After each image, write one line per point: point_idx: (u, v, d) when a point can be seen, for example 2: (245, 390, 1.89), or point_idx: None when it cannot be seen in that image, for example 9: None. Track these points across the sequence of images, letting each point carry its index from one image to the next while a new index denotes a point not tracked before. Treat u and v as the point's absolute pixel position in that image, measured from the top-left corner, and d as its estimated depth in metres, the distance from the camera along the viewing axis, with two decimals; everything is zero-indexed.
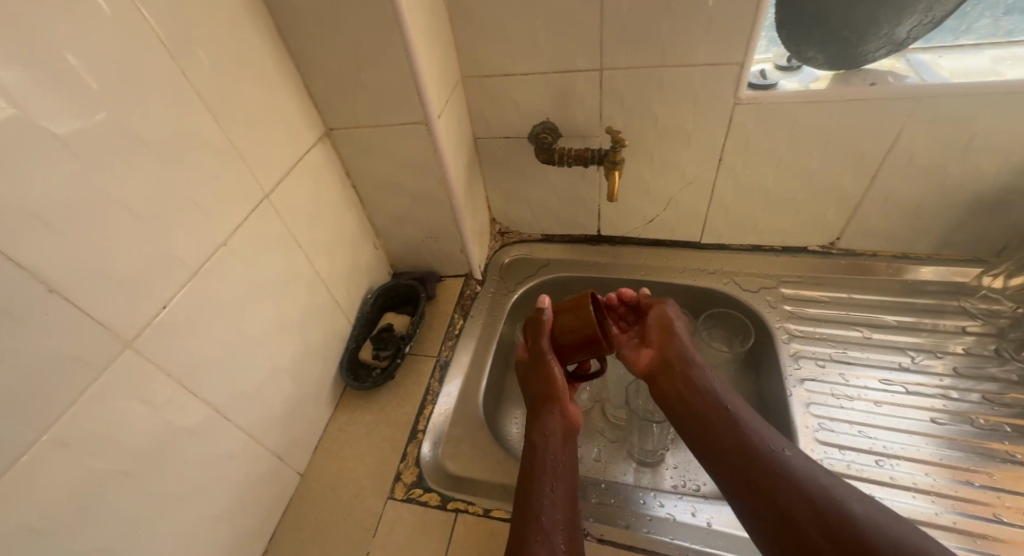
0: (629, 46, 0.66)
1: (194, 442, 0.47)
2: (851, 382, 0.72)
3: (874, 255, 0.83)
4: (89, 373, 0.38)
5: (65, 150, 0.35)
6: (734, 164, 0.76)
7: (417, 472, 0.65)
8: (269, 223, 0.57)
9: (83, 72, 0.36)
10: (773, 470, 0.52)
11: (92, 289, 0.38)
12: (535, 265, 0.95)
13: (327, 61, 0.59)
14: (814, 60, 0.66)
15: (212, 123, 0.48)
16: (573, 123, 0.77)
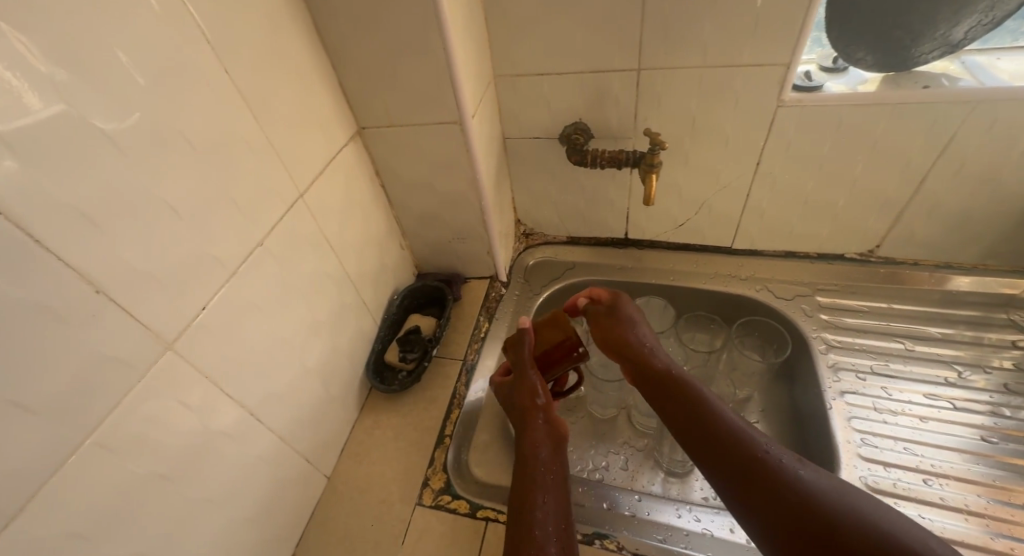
0: (669, 45, 0.64)
1: (228, 444, 0.47)
2: (894, 396, 0.69)
3: (916, 263, 0.80)
4: (132, 375, 0.37)
5: (114, 149, 0.35)
6: (773, 168, 0.74)
7: (445, 478, 0.64)
8: (302, 223, 0.56)
9: (131, 68, 0.36)
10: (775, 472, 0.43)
11: (137, 290, 0.37)
12: (560, 268, 0.93)
13: (362, 58, 0.58)
14: (863, 61, 0.64)
15: (250, 120, 0.47)
16: (606, 124, 0.75)
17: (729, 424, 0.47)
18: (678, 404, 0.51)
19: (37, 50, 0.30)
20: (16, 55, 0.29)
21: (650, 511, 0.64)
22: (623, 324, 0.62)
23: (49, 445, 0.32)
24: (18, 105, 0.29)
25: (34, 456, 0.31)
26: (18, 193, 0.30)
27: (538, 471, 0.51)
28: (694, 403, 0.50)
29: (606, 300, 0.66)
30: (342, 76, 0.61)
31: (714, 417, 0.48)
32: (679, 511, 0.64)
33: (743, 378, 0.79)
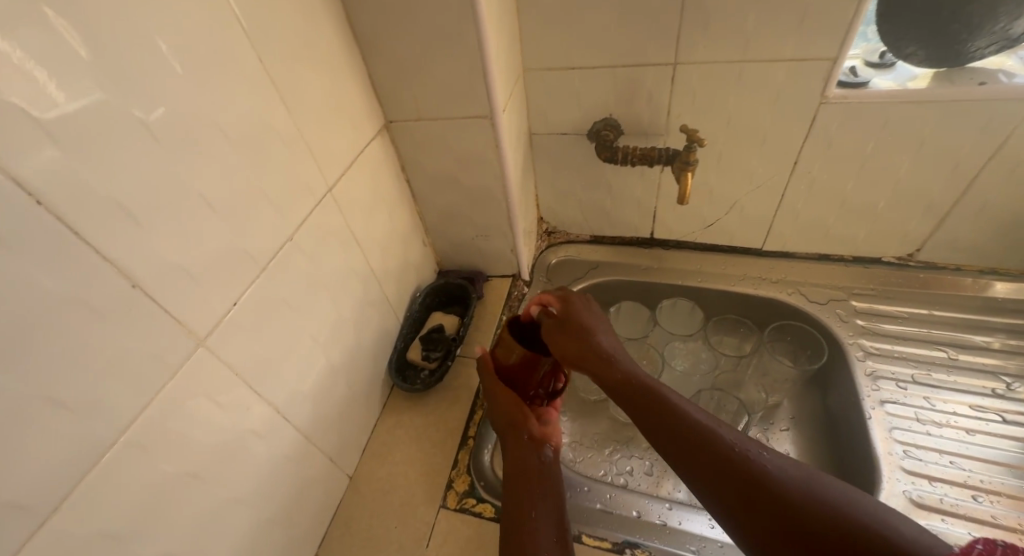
0: (708, 38, 0.61)
1: (256, 443, 0.46)
2: (937, 407, 0.67)
3: (958, 269, 0.77)
4: (164, 372, 0.36)
5: (151, 138, 0.34)
6: (812, 168, 0.71)
7: (469, 481, 0.63)
8: (330, 218, 0.55)
9: (169, 56, 0.35)
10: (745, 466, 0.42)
11: (171, 285, 0.36)
12: (583, 267, 0.91)
13: (392, 49, 0.57)
14: (913, 57, 0.61)
15: (281, 112, 0.46)
16: (638, 120, 0.73)
17: (695, 420, 0.46)
18: (643, 406, 0.48)
19: (78, 34, 0.29)
20: (57, 38, 0.28)
21: (681, 520, 0.61)
22: (570, 334, 0.54)
23: (83, 444, 0.31)
24: (58, 91, 0.28)
25: (68, 454, 0.31)
26: (57, 183, 0.29)
27: (527, 489, 0.54)
28: (659, 402, 0.48)
29: (555, 306, 0.58)
30: (372, 68, 0.60)
31: (682, 416, 0.46)
32: (711, 521, 0.61)
33: (775, 383, 0.77)
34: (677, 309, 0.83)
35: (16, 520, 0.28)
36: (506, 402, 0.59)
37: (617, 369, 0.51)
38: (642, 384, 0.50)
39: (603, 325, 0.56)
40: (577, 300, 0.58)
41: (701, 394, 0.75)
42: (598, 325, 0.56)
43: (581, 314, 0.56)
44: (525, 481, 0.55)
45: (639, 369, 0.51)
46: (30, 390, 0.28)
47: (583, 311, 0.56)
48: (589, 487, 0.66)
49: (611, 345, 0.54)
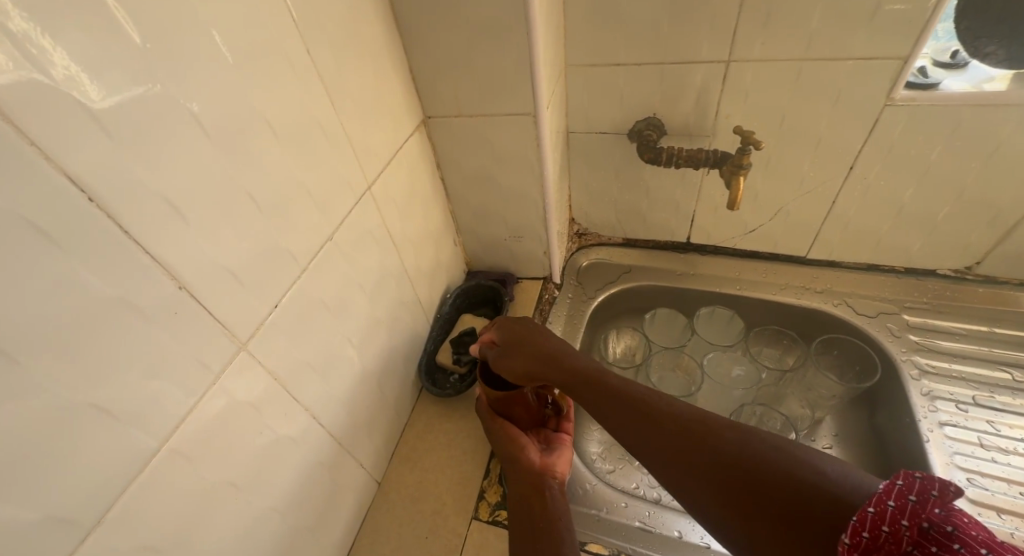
0: (768, 35, 0.58)
1: (293, 449, 0.44)
2: (1002, 433, 0.62)
3: (1020, 285, 0.72)
4: (207, 377, 0.34)
5: (201, 132, 0.32)
6: (870, 174, 0.67)
7: (501, 492, 0.60)
8: (367, 216, 0.52)
9: (221, 45, 0.33)
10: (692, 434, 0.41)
11: (217, 287, 0.34)
12: (616, 271, 0.88)
13: (437, 41, 0.55)
14: (992, 56, 0.57)
15: (325, 105, 0.44)
16: (683, 120, 0.69)
17: (647, 397, 0.46)
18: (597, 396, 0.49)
19: (132, 20, 0.27)
20: (109, 23, 0.26)
21: None
22: (518, 352, 0.56)
23: (127, 452, 0.30)
24: (110, 81, 0.27)
25: (111, 463, 0.29)
26: (106, 177, 0.27)
27: (536, 518, 0.50)
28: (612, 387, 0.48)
29: (498, 332, 0.60)
30: (412, 61, 0.57)
31: (634, 397, 0.47)
32: None
33: (821, 400, 0.73)
34: (714, 318, 0.80)
35: (60, 532, 0.27)
36: (499, 433, 0.58)
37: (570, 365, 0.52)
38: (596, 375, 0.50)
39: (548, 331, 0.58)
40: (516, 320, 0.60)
41: (742, 408, 0.72)
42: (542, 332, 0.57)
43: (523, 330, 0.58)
44: (533, 511, 0.51)
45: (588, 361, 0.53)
46: (73, 396, 0.27)
47: (524, 327, 0.58)
48: (627, 502, 0.62)
49: (560, 344, 0.55)
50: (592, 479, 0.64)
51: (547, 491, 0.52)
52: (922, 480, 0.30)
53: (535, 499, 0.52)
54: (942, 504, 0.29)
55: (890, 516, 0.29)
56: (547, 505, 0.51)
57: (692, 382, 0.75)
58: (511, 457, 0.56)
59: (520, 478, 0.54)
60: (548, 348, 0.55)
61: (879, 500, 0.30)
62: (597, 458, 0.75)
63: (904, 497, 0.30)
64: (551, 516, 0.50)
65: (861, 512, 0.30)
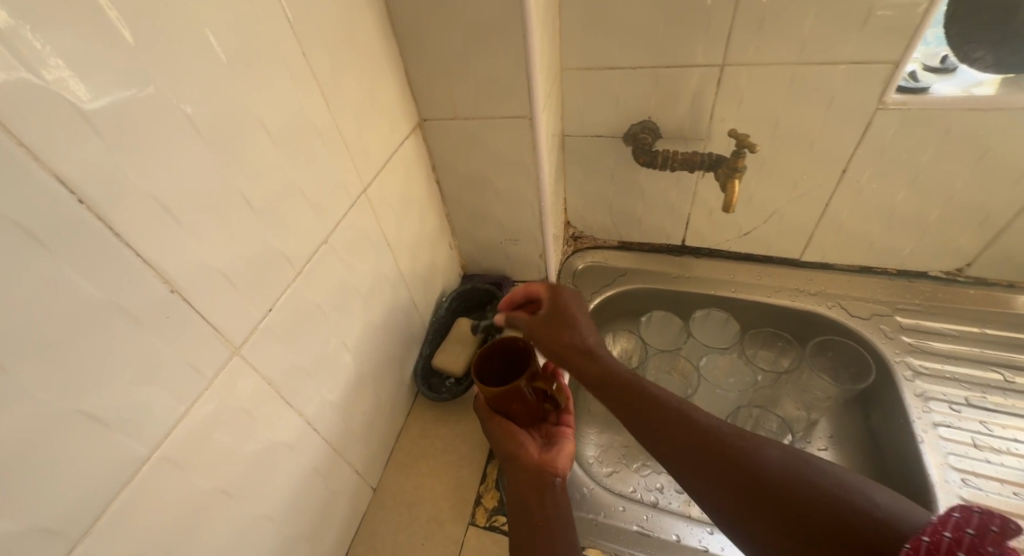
0: (761, 39, 0.58)
1: (287, 455, 0.43)
2: (995, 433, 0.63)
3: (1010, 286, 0.73)
4: (199, 382, 0.34)
5: (194, 133, 0.32)
6: (862, 177, 0.67)
7: (498, 497, 0.60)
8: (363, 219, 0.52)
9: (216, 46, 0.33)
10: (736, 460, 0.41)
11: (210, 290, 0.34)
12: (611, 274, 0.88)
13: (433, 44, 0.55)
14: (980, 61, 0.57)
15: (321, 107, 0.43)
16: (678, 124, 0.70)
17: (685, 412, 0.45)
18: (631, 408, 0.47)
19: (124, 20, 0.27)
20: (100, 21, 0.26)
21: (723, 546, 0.58)
22: (554, 329, 0.56)
23: (117, 460, 0.29)
24: (101, 81, 0.26)
25: (100, 471, 0.28)
26: (97, 179, 0.27)
27: (533, 519, 0.50)
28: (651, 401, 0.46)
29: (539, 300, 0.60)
30: (409, 64, 0.57)
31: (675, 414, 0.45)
32: None
33: (816, 401, 0.73)
34: (710, 320, 0.80)
35: (47, 544, 0.26)
36: (497, 431, 0.57)
37: (594, 365, 0.52)
38: (633, 386, 0.48)
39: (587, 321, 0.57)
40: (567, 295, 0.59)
41: (739, 410, 0.73)
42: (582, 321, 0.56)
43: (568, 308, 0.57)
44: (530, 510, 0.51)
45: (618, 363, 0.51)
46: (62, 404, 0.26)
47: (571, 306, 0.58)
48: (624, 506, 0.62)
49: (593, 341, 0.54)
50: (589, 482, 0.64)
51: (546, 491, 0.52)
52: (982, 514, 0.30)
53: (533, 499, 0.52)
54: (1000, 541, 0.28)
55: (946, 546, 0.29)
56: (546, 506, 0.51)
57: (688, 385, 0.75)
58: (512, 450, 0.55)
59: (519, 474, 0.54)
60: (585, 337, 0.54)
61: (934, 530, 0.30)
62: (593, 462, 0.74)
63: (961, 530, 0.29)
64: (549, 519, 0.50)
65: (916, 540, 0.31)
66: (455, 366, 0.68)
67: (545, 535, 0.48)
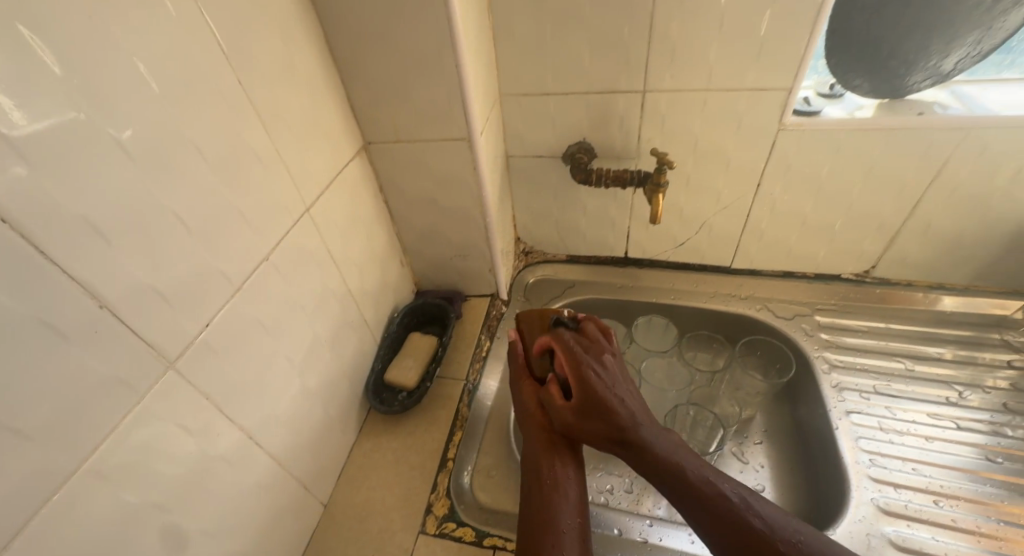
0: (674, 68, 0.65)
1: (225, 471, 0.44)
2: (899, 416, 0.70)
3: (910, 284, 0.81)
4: (130, 396, 0.35)
5: (125, 156, 0.34)
6: (774, 190, 0.74)
7: (449, 504, 0.62)
8: (306, 239, 0.54)
9: (146, 75, 0.35)
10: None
11: (139, 306, 0.35)
12: (560, 286, 0.92)
13: (373, 72, 0.58)
14: (860, 88, 0.66)
15: (260, 133, 0.46)
16: (610, 145, 0.75)
17: (786, 537, 0.42)
18: (715, 526, 0.45)
19: (51, 53, 0.29)
20: (25, 52, 0.28)
21: (661, 536, 0.61)
22: (586, 421, 0.53)
23: (41, 472, 0.30)
24: (29, 109, 0.28)
25: (24, 482, 0.29)
26: (24, 200, 0.28)
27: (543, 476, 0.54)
28: (743, 524, 0.44)
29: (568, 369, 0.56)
30: (352, 92, 0.61)
31: (772, 540, 0.42)
32: (692, 537, 0.61)
33: (747, 397, 0.79)
34: (652, 326, 0.83)
35: None
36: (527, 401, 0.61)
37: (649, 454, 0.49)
38: (722, 503, 0.45)
39: (621, 394, 0.53)
40: (589, 372, 0.54)
41: (677, 409, 0.76)
42: (613, 399, 0.52)
43: (592, 387, 0.53)
44: (537, 469, 0.55)
45: (676, 450, 0.49)
46: None
47: (594, 383, 0.53)
48: None
49: (635, 423, 0.51)
50: None
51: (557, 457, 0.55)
52: None
53: (544, 464, 0.55)
54: None
55: None
56: (554, 468, 0.55)
57: None
58: (534, 415, 0.59)
59: (536, 435, 0.58)
60: (623, 419, 0.51)
61: None
62: None
63: None
64: (557, 478, 0.54)
65: None
66: (406, 380, 0.70)
67: (551, 502, 0.52)
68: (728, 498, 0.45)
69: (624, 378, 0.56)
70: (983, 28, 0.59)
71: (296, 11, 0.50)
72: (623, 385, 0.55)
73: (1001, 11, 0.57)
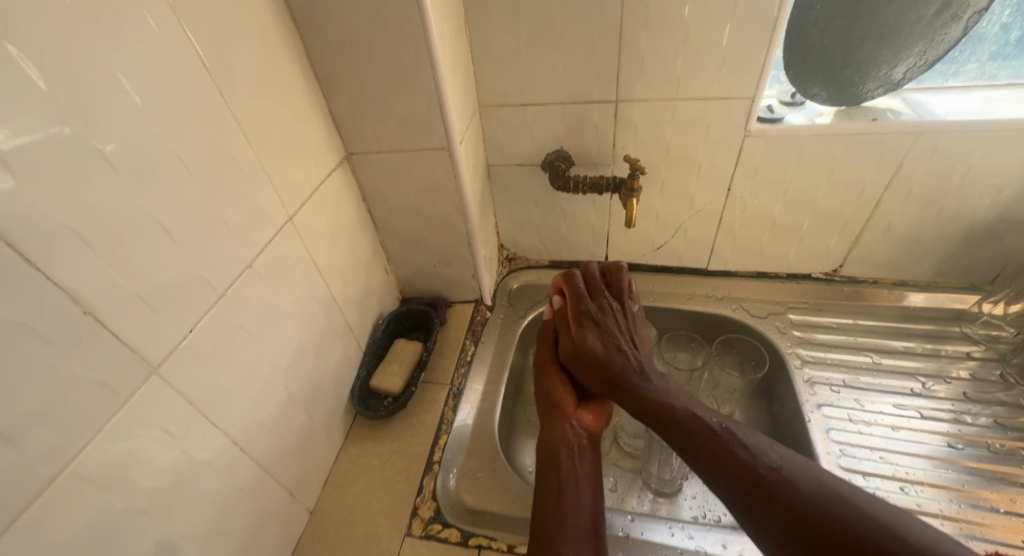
0: (644, 79, 0.68)
1: (211, 476, 0.45)
2: (867, 407, 0.73)
3: (876, 282, 0.85)
4: (114, 400, 0.36)
5: (109, 168, 0.35)
6: (743, 194, 0.77)
7: (434, 507, 0.63)
8: (289, 247, 0.55)
9: (130, 90, 0.36)
10: (823, 512, 0.41)
11: (123, 311, 0.36)
12: (543, 291, 0.94)
13: (354, 85, 0.60)
14: (819, 96, 0.70)
15: (243, 144, 0.47)
16: (587, 152, 0.78)
17: (767, 463, 0.45)
18: (705, 455, 0.48)
19: (37, 70, 0.31)
20: (11, 68, 0.29)
21: (643, 531, 0.63)
22: (594, 371, 0.59)
23: (24, 475, 0.31)
24: (15, 123, 0.30)
25: (10, 483, 0.30)
26: (7, 210, 0.29)
27: (563, 469, 0.55)
28: (729, 452, 0.47)
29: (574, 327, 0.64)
30: (333, 105, 0.62)
31: (756, 466, 0.45)
32: (672, 529, 0.63)
33: (724, 395, 0.81)
34: None
35: None
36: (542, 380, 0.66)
37: (637, 397, 0.55)
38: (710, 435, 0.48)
39: (619, 342, 0.60)
40: (591, 328, 0.62)
41: None
42: (612, 346, 0.60)
43: (591, 340, 0.61)
44: (553, 460, 0.57)
45: (667, 393, 0.54)
46: None
47: (593, 338, 0.61)
48: None
49: (629, 368, 0.57)
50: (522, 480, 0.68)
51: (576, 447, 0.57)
52: None
53: (562, 452, 0.57)
54: None
55: None
56: (574, 464, 0.56)
57: None
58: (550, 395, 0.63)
59: (551, 422, 0.61)
60: (621, 367, 0.58)
61: None
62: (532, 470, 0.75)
63: None
64: (575, 474, 0.55)
65: None
66: (391, 385, 0.71)
67: (567, 498, 0.53)
68: (715, 430, 0.49)
69: (627, 325, 0.62)
70: (926, 41, 0.63)
71: (277, 28, 0.52)
72: (622, 333, 0.61)
73: (941, 26, 0.62)
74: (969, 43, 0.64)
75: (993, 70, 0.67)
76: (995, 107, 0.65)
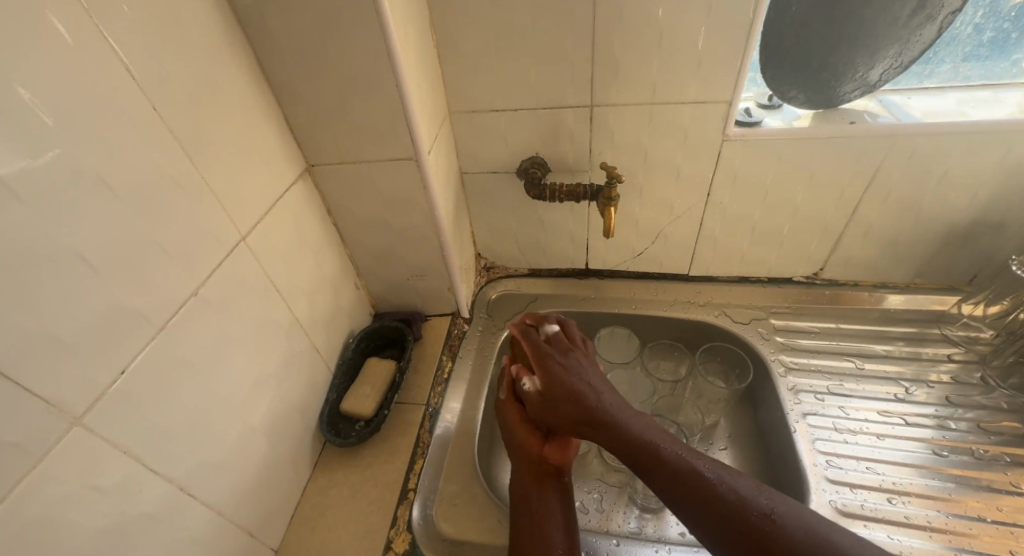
0: (618, 83, 0.65)
1: (153, 527, 0.41)
2: (852, 415, 0.71)
3: (856, 285, 0.84)
4: (26, 460, 0.32)
5: (11, 196, 0.31)
6: (723, 199, 0.76)
7: (409, 539, 0.59)
8: (242, 269, 0.51)
9: (36, 106, 0.32)
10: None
11: (33, 356, 0.32)
12: (522, 300, 0.91)
13: (311, 94, 0.56)
14: (795, 99, 0.69)
15: (185, 162, 0.43)
16: (562, 159, 0.75)
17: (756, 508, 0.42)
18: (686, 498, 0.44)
19: None
20: None
21: None
22: (565, 400, 0.53)
23: None
24: None
25: None
26: None
27: (535, 504, 0.54)
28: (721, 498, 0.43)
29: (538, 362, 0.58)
30: (290, 114, 0.58)
31: (747, 511, 0.41)
32: (658, 552, 0.60)
33: (709, 405, 0.77)
34: (615, 337, 0.82)
35: None
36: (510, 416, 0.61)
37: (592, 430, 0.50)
38: (697, 480, 0.44)
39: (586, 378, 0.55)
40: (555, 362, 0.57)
41: None
42: (577, 384, 0.54)
43: (559, 377, 0.55)
44: (529, 495, 0.55)
45: (629, 430, 0.48)
46: None
47: (561, 372, 0.56)
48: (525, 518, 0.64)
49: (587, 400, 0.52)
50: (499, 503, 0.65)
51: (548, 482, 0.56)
52: None
53: (534, 489, 0.56)
54: None
55: None
56: (544, 496, 0.55)
57: None
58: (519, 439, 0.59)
59: (521, 460, 0.58)
60: (587, 405, 0.51)
61: None
62: None
63: None
64: (547, 509, 0.54)
65: None
66: (362, 408, 0.68)
67: (540, 528, 0.52)
68: (698, 472, 0.45)
69: (589, 369, 0.57)
70: (902, 42, 0.62)
71: (221, 34, 0.48)
72: (591, 372, 0.56)
73: (916, 26, 0.60)
74: (944, 43, 0.63)
75: (968, 71, 0.66)
76: (970, 109, 0.64)
